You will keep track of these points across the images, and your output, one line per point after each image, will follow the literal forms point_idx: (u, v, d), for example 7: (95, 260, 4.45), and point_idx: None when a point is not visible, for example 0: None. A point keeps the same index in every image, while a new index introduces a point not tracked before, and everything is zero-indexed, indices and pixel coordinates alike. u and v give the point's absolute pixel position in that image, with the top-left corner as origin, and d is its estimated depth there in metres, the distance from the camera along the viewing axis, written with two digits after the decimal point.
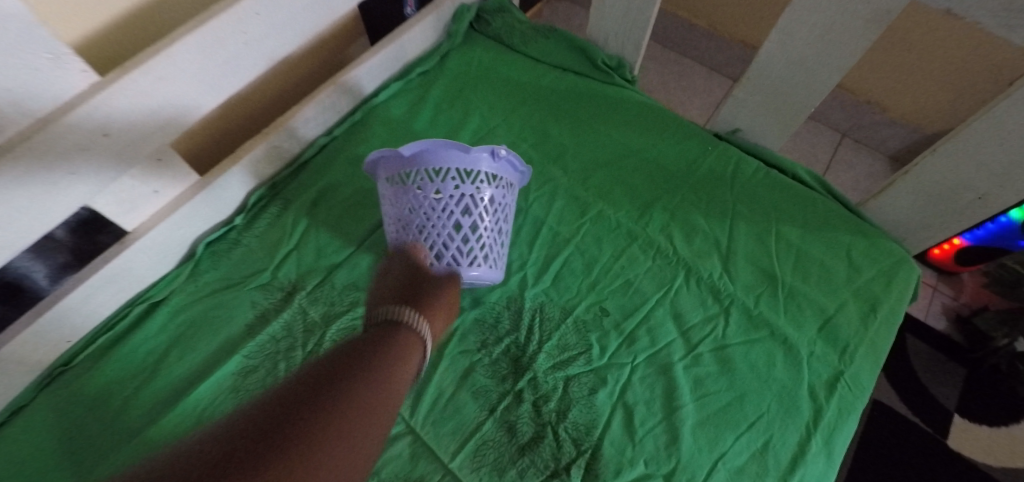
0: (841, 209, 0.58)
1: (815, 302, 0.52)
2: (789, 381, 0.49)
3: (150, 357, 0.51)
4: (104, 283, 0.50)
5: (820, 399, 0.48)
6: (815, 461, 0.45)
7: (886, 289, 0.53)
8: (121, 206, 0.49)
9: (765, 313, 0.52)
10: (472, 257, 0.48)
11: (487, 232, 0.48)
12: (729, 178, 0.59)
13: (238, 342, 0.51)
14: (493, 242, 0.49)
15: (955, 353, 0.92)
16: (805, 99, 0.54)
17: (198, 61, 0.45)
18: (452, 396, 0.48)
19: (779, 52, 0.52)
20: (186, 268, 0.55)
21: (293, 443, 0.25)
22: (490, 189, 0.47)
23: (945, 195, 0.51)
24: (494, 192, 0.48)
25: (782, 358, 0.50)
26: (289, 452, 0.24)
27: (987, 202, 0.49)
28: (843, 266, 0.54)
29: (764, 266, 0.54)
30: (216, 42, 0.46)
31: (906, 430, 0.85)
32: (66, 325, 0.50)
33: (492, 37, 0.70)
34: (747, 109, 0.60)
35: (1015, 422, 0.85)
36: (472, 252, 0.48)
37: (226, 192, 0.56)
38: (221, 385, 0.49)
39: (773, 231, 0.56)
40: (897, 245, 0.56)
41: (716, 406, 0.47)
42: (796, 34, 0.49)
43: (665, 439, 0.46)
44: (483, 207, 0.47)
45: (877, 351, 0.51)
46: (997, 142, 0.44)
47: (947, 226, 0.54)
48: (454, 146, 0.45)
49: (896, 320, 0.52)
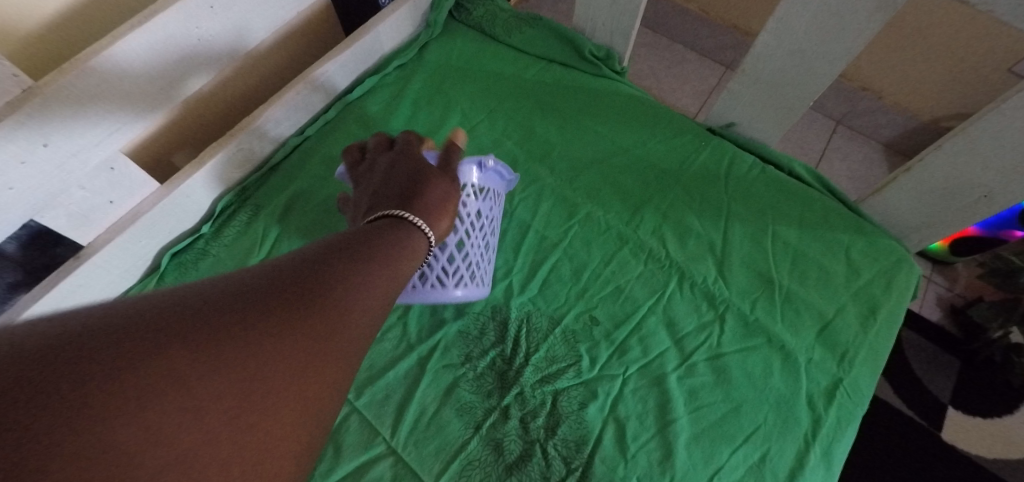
0: (840, 207, 0.55)
1: (813, 306, 0.50)
2: (787, 390, 0.47)
3: None
4: (60, 302, 0.47)
5: (819, 408, 0.46)
6: (814, 474, 0.44)
7: (886, 291, 0.51)
8: (71, 220, 0.45)
9: (762, 319, 0.49)
10: (456, 276, 0.48)
11: (476, 250, 0.49)
12: (724, 176, 0.57)
13: None
14: (479, 260, 0.49)
15: (950, 344, 0.91)
16: (803, 92, 0.51)
17: (146, 61, 0.41)
18: (436, 413, 0.46)
19: (776, 43, 0.49)
20: (150, 282, 0.52)
21: (294, 313, 0.26)
22: (473, 201, 0.49)
23: (949, 193, 0.49)
24: (479, 206, 0.49)
25: (779, 366, 0.48)
26: (291, 318, 0.25)
27: (992, 201, 0.47)
28: (841, 268, 0.52)
29: (760, 269, 0.52)
30: (165, 39, 0.42)
31: (900, 423, 0.85)
32: None
33: (473, 27, 0.66)
34: (743, 102, 0.57)
35: (1008, 413, 0.85)
36: (461, 272, 0.48)
37: (191, 199, 0.53)
38: None
39: (769, 231, 0.54)
40: (896, 244, 0.54)
41: (711, 419, 0.45)
42: (797, 22, 0.46)
43: (658, 455, 0.44)
44: (467, 221, 0.48)
45: (876, 356, 0.49)
46: (1009, 137, 0.42)
47: (950, 225, 0.51)
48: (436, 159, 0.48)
49: (895, 323, 0.50)
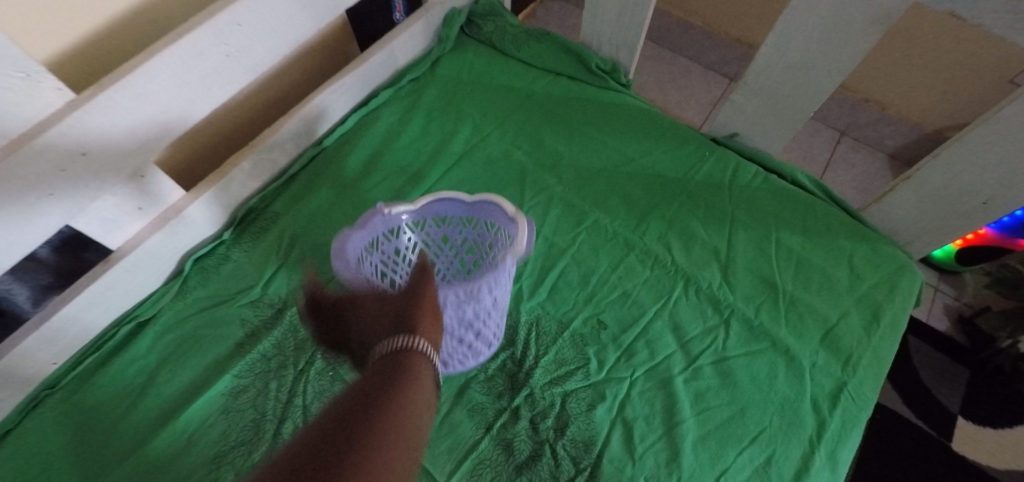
0: (842, 215, 0.57)
1: (817, 311, 0.51)
2: (792, 393, 0.48)
3: (138, 378, 0.50)
4: (89, 304, 0.49)
5: (824, 412, 0.47)
6: (819, 476, 0.44)
7: (888, 297, 0.52)
8: (102, 225, 0.47)
9: (766, 323, 0.51)
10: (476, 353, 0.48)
11: (491, 328, 0.47)
12: (728, 185, 0.58)
13: (227, 361, 0.50)
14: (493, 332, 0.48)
15: (958, 353, 0.91)
16: (805, 103, 0.53)
17: (178, 75, 0.44)
18: (448, 414, 0.47)
19: (777, 57, 0.51)
20: (174, 285, 0.54)
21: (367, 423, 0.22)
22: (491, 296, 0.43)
23: (949, 200, 0.50)
24: (495, 294, 0.44)
25: (784, 369, 0.49)
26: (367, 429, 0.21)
27: (991, 208, 0.48)
28: (844, 274, 0.53)
29: (764, 275, 0.53)
30: (197, 54, 0.44)
31: (910, 433, 0.84)
32: (51, 347, 0.49)
33: (483, 42, 0.69)
34: (745, 113, 0.59)
35: (1019, 423, 0.85)
36: (476, 347, 0.48)
37: (214, 207, 0.55)
38: (211, 406, 0.48)
39: (773, 238, 0.55)
40: (899, 251, 0.55)
41: (717, 421, 0.46)
42: (796, 36, 0.48)
43: (665, 456, 0.45)
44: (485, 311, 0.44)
45: (880, 361, 0.50)
46: (1005, 146, 0.43)
47: (951, 232, 0.52)
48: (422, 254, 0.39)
49: (899, 329, 0.51)
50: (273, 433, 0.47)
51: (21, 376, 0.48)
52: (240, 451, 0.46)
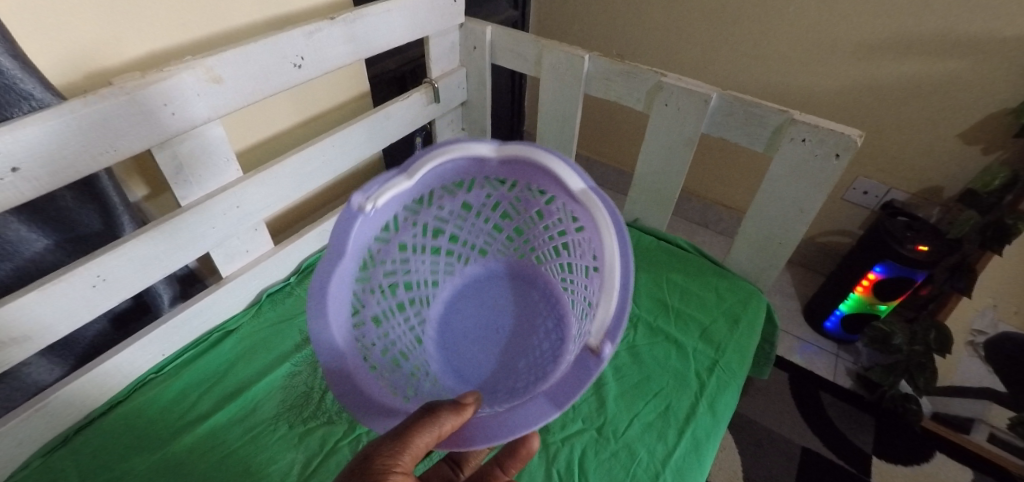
0: (708, 263, 0.85)
1: (695, 318, 0.76)
2: (681, 367, 0.70)
3: (218, 370, 0.70)
4: (198, 312, 0.70)
5: (703, 377, 0.68)
6: (702, 417, 0.64)
7: (744, 308, 0.77)
8: (225, 257, 0.73)
9: (661, 325, 0.76)
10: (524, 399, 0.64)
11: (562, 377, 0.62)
12: (634, 246, 0.88)
13: (289, 355, 0.72)
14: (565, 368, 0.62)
15: (864, 404, 1.09)
16: (670, 194, 0.85)
17: (295, 171, 0.74)
18: None
19: (646, 167, 0.85)
20: (251, 309, 0.77)
21: None
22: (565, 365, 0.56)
23: (764, 244, 0.79)
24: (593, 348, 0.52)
25: (675, 352, 0.72)
26: None
27: (786, 245, 0.76)
28: (712, 296, 0.80)
29: (659, 298, 0.80)
30: (309, 160, 0.75)
31: (835, 472, 0.97)
32: (167, 343, 0.68)
33: None
34: (639, 204, 0.91)
35: (924, 460, 0.99)
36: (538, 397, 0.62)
37: (288, 260, 0.81)
38: (275, 383, 0.68)
39: (663, 276, 0.83)
40: (750, 284, 0.82)
41: (631, 383, 0.69)
42: (652, 155, 0.82)
43: (595, 405, 0.67)
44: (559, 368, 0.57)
45: (742, 348, 0.72)
46: (775, 204, 0.74)
47: (775, 266, 0.80)
48: (438, 407, 0.43)
49: (754, 329, 0.75)
50: (320, 398, 0.67)
51: (138, 361, 0.66)
52: (294, 411, 0.65)
